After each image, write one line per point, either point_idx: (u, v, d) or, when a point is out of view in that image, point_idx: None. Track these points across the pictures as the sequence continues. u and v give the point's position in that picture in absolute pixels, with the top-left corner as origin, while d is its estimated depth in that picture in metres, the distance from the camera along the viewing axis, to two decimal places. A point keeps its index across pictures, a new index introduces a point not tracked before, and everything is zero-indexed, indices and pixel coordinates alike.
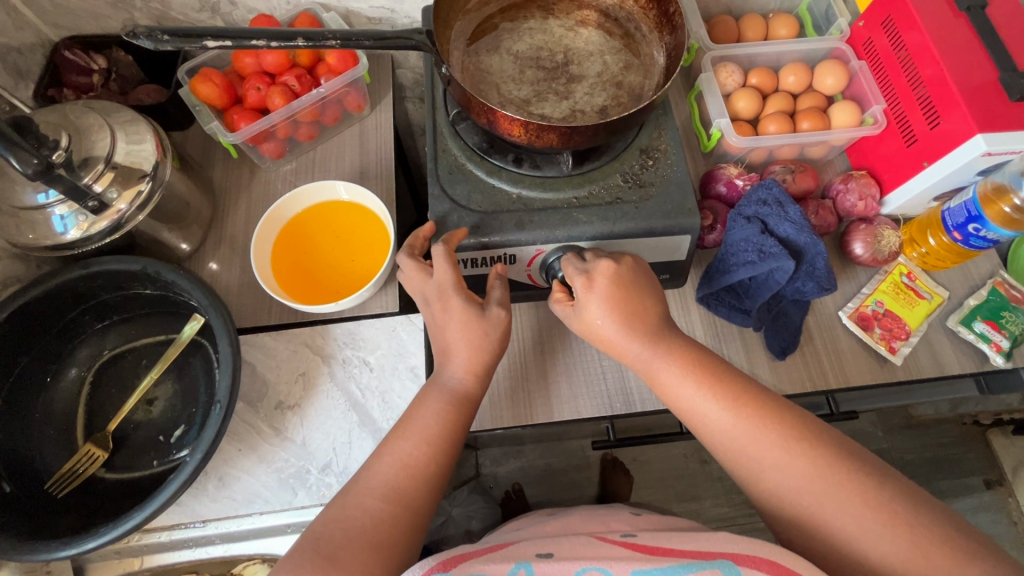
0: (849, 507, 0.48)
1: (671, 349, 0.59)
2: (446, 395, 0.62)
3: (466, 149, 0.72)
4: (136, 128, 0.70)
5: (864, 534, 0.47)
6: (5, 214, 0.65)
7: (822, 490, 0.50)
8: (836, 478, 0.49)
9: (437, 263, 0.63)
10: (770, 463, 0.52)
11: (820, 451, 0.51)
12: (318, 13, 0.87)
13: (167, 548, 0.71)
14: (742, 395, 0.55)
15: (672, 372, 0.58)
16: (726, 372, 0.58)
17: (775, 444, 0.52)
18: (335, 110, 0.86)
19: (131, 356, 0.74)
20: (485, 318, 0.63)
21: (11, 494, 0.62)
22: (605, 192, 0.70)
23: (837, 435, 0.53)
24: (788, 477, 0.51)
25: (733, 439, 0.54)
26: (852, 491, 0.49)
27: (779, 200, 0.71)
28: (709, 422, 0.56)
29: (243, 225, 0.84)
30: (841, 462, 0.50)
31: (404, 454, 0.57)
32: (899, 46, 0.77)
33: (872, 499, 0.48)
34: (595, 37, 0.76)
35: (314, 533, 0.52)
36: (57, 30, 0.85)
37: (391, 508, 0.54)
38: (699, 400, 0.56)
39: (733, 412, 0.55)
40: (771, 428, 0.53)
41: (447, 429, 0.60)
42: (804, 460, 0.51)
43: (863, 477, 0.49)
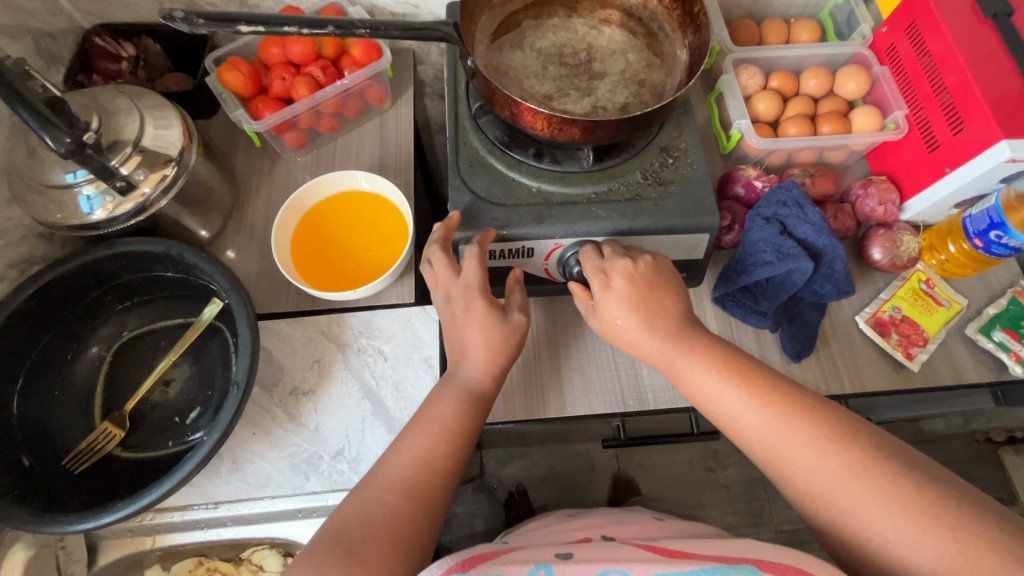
0: (885, 510, 0.47)
1: (696, 347, 0.59)
2: (463, 392, 0.62)
3: (487, 143, 0.72)
4: (165, 113, 0.71)
5: (905, 540, 0.46)
6: (34, 193, 0.66)
7: (857, 493, 0.48)
8: (871, 479, 0.48)
9: (468, 262, 0.65)
10: (801, 464, 0.51)
11: (853, 451, 0.50)
12: (343, 7, 0.88)
13: (178, 528, 0.70)
14: (768, 394, 0.55)
15: (697, 371, 0.58)
16: (753, 370, 0.57)
17: (804, 444, 0.52)
18: (357, 103, 0.87)
19: (150, 338, 0.75)
20: (506, 322, 0.64)
21: (30, 467, 0.64)
22: (625, 189, 0.70)
23: (872, 434, 0.52)
24: (820, 479, 0.50)
25: (761, 440, 0.54)
26: (889, 493, 0.47)
27: (799, 201, 0.71)
28: (737, 422, 0.55)
29: (263, 213, 0.85)
30: (876, 463, 0.49)
31: (422, 449, 0.58)
32: (923, 53, 0.77)
33: (910, 501, 0.47)
34: (618, 36, 0.76)
35: (335, 527, 0.52)
36: (87, 16, 0.87)
37: (410, 503, 0.54)
38: (724, 399, 0.56)
39: (761, 411, 0.54)
40: (801, 428, 0.52)
41: (461, 416, 0.60)
42: (836, 460, 0.50)
43: (902, 478, 0.48)
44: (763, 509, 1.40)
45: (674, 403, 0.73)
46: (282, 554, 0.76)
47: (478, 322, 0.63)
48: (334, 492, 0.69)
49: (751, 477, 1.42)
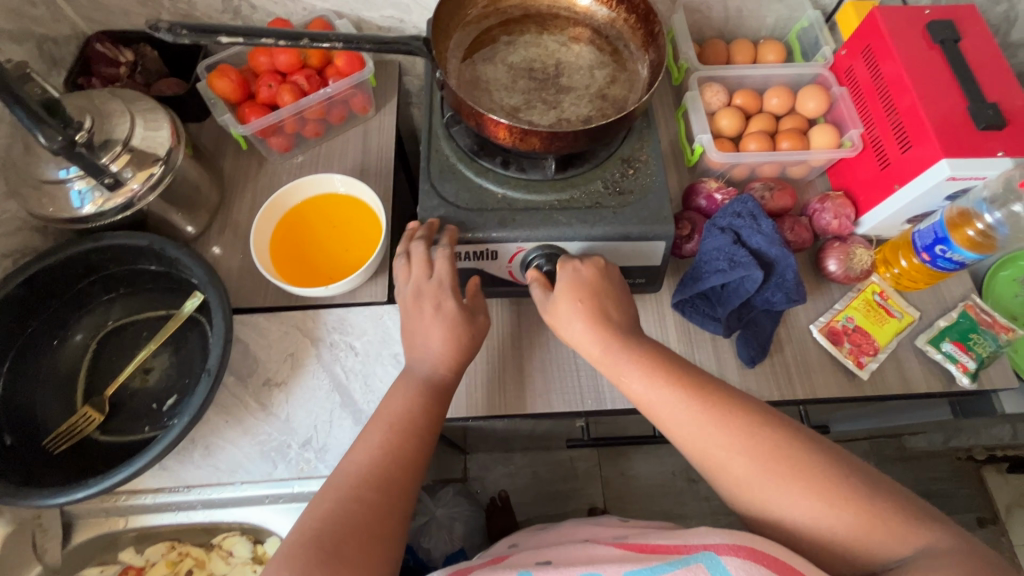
0: (800, 494, 0.52)
1: (635, 351, 0.62)
2: (425, 385, 0.65)
3: (457, 150, 0.76)
4: (155, 116, 0.76)
5: (820, 518, 0.51)
6: (29, 187, 0.71)
7: (779, 481, 0.53)
8: (788, 467, 0.53)
9: (438, 262, 0.68)
10: (730, 460, 0.55)
11: (773, 441, 0.54)
12: (331, 19, 0.93)
13: (151, 510, 0.73)
14: (703, 388, 0.59)
15: (635, 375, 0.61)
16: (684, 370, 0.61)
17: (731, 440, 0.55)
18: (341, 110, 0.91)
19: (132, 328, 0.78)
20: (473, 321, 0.68)
21: (11, 446, 0.67)
22: (586, 197, 0.74)
23: (787, 422, 0.56)
24: (747, 471, 0.54)
25: (694, 438, 0.57)
26: (805, 478, 0.52)
27: (754, 213, 0.75)
28: (674, 423, 0.58)
29: (247, 212, 0.89)
30: (792, 451, 0.53)
31: (390, 445, 0.60)
32: (877, 75, 0.81)
33: (821, 483, 0.52)
34: (586, 53, 0.80)
35: (313, 529, 0.54)
36: (90, 24, 0.92)
37: (381, 499, 0.57)
38: (664, 392, 0.59)
39: (693, 410, 0.57)
40: (727, 424, 0.56)
41: (418, 408, 0.64)
42: (759, 452, 0.54)
43: (813, 462, 0.53)
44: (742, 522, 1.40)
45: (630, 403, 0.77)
46: (252, 541, 0.79)
47: (438, 318, 0.67)
48: (301, 479, 0.72)
49: None
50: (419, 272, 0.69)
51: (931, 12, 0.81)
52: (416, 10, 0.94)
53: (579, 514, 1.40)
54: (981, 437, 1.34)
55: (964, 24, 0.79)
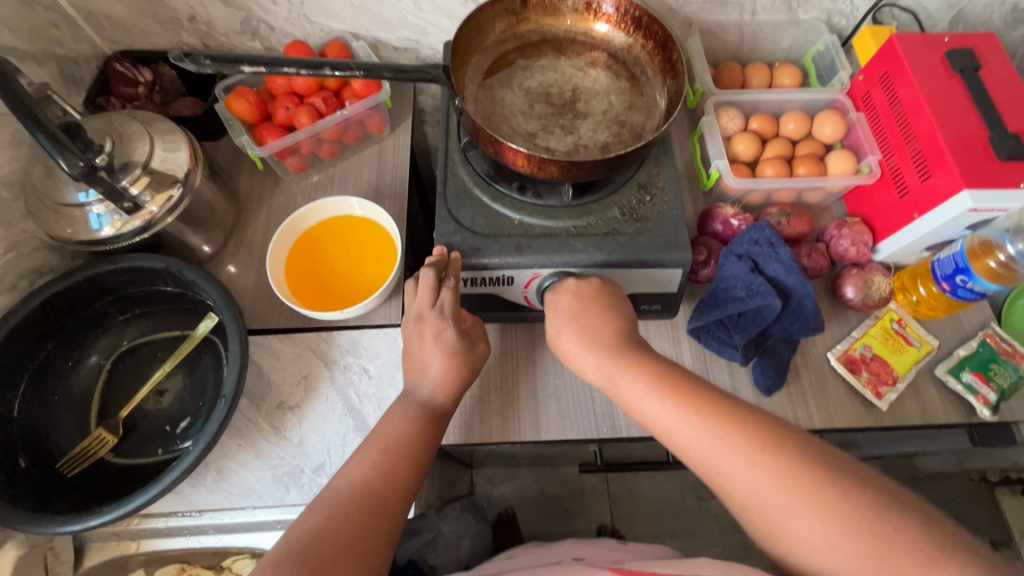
0: (806, 517, 0.48)
1: (634, 363, 0.62)
2: (422, 410, 0.65)
3: (474, 175, 0.77)
4: (174, 138, 0.76)
5: (826, 545, 0.46)
6: (48, 209, 0.71)
7: (781, 501, 0.49)
8: (793, 485, 0.49)
9: (442, 291, 0.68)
10: (731, 477, 0.52)
11: (777, 458, 0.51)
12: (348, 41, 0.94)
13: (162, 534, 0.74)
14: (705, 404, 0.56)
15: (634, 386, 0.60)
16: (687, 383, 0.59)
17: (731, 454, 0.52)
18: (356, 131, 0.92)
19: (147, 349, 0.78)
20: (473, 351, 0.69)
21: (25, 469, 0.67)
22: (603, 224, 0.73)
23: (799, 439, 0.52)
24: (748, 488, 0.51)
25: (693, 452, 0.55)
26: (812, 499, 0.48)
27: (771, 241, 0.75)
28: (673, 436, 0.56)
29: (262, 232, 0.89)
30: (798, 469, 0.50)
31: (384, 466, 0.60)
32: (895, 102, 0.80)
33: (829, 505, 0.47)
34: (603, 78, 0.80)
35: (302, 542, 0.52)
36: (110, 44, 0.93)
37: (370, 518, 0.56)
38: (661, 411, 0.58)
39: (691, 424, 0.55)
40: (730, 437, 0.53)
41: (427, 436, 0.63)
42: (762, 468, 0.50)
43: (823, 483, 0.48)
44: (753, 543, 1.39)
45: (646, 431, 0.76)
46: None
47: (436, 344, 0.67)
48: None
49: None
50: (423, 297, 0.69)
51: (950, 39, 0.80)
52: (432, 31, 0.94)
53: (587, 532, 1.39)
54: (997, 460, 1.31)
55: (984, 52, 0.79)
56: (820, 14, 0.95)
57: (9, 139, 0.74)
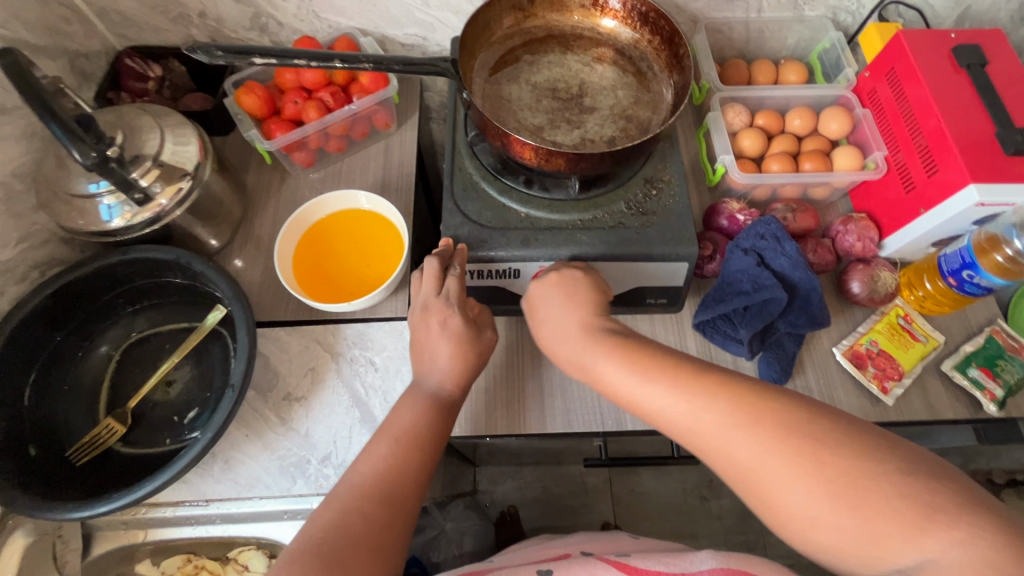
0: (791, 490, 0.46)
1: (610, 345, 0.61)
2: (431, 399, 0.65)
3: (481, 169, 0.77)
4: (183, 131, 0.77)
5: (813, 518, 0.45)
6: (60, 200, 0.72)
7: (766, 476, 0.48)
8: (777, 460, 0.47)
9: (448, 279, 0.69)
10: (719, 454, 0.50)
11: (759, 432, 0.49)
12: (356, 37, 0.94)
13: (169, 523, 0.74)
14: (685, 379, 0.54)
15: (612, 369, 0.59)
16: (666, 360, 0.57)
17: (711, 431, 0.51)
18: (364, 127, 0.92)
19: (155, 340, 0.79)
20: (480, 339, 0.69)
21: (35, 457, 0.68)
22: (609, 217, 0.74)
23: (779, 406, 0.50)
24: (733, 464, 0.50)
25: (676, 431, 0.53)
26: (795, 472, 0.47)
27: (777, 235, 0.74)
28: (655, 416, 0.55)
29: (270, 226, 0.90)
30: (781, 443, 0.48)
31: (394, 459, 0.60)
32: (901, 98, 0.80)
33: (813, 478, 0.46)
34: (609, 73, 0.81)
35: (317, 538, 0.52)
36: (121, 39, 0.94)
37: (380, 512, 0.55)
38: (643, 391, 0.56)
39: (674, 402, 0.54)
40: (708, 415, 0.51)
41: (435, 425, 0.63)
42: (744, 444, 0.49)
43: (806, 455, 0.47)
44: (756, 542, 1.38)
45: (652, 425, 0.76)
46: (267, 556, 0.79)
47: (443, 332, 0.68)
48: (319, 496, 0.72)
49: (744, 508, 1.42)
50: (428, 286, 0.69)
51: (957, 36, 0.80)
52: (440, 28, 0.95)
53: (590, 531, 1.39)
54: (1003, 461, 1.30)
55: (991, 48, 0.79)
56: (826, 12, 0.95)
57: (21, 131, 0.75)
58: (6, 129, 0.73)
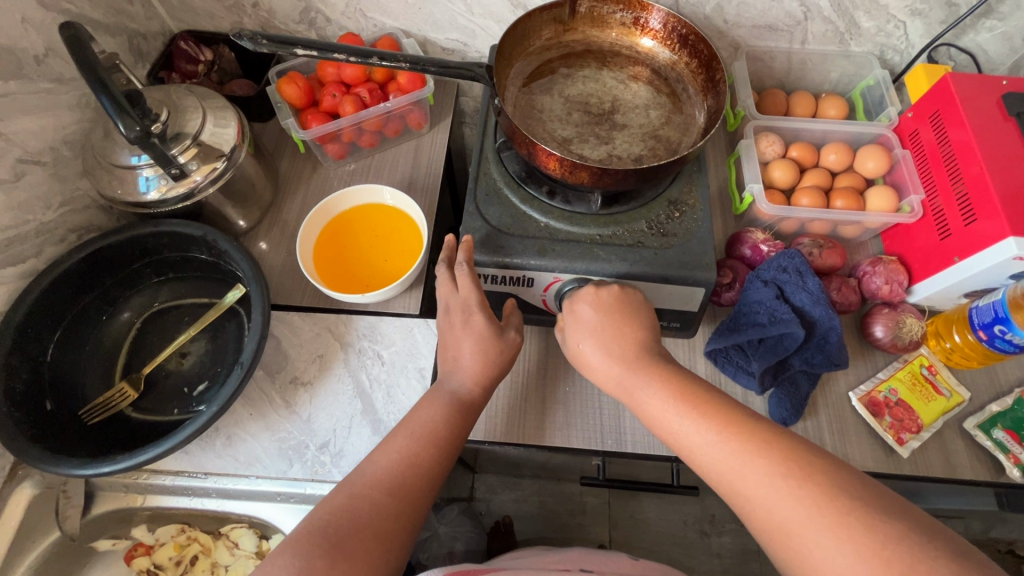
0: (835, 550, 0.45)
1: (658, 375, 0.60)
2: (452, 399, 0.64)
3: (505, 176, 0.78)
4: (224, 114, 0.80)
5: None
6: (103, 168, 0.75)
7: (809, 531, 0.46)
8: (821, 512, 0.46)
9: (461, 279, 0.69)
10: (756, 500, 0.50)
11: (809, 487, 0.48)
12: (399, 38, 0.97)
13: (168, 491, 0.75)
14: (731, 422, 0.54)
15: (659, 399, 0.59)
16: (717, 402, 0.57)
17: (758, 474, 0.50)
18: (397, 125, 0.94)
19: (176, 312, 0.81)
20: (502, 338, 0.68)
21: (51, 411, 0.70)
22: (629, 235, 0.73)
23: (827, 465, 0.50)
24: (774, 515, 0.48)
25: (720, 472, 0.53)
26: (842, 533, 0.45)
27: (800, 269, 0.73)
28: (698, 455, 0.55)
29: (297, 212, 0.92)
30: (834, 503, 0.46)
31: (409, 451, 0.59)
32: (944, 142, 0.78)
33: (860, 541, 0.44)
34: (643, 92, 0.81)
35: (322, 521, 0.52)
36: (179, 23, 0.99)
37: (389, 501, 0.55)
38: (685, 427, 0.56)
39: (719, 443, 0.53)
40: (758, 461, 0.51)
41: (451, 422, 0.62)
42: (786, 496, 0.48)
43: (858, 518, 0.45)
44: None
45: (653, 449, 0.75)
46: (258, 536, 0.80)
47: (466, 331, 0.68)
48: (314, 482, 0.72)
49: (746, 549, 1.37)
50: (446, 289, 0.70)
51: (1007, 82, 0.77)
52: (480, 34, 0.97)
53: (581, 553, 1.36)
54: None
55: None
56: (872, 48, 0.93)
57: (76, 102, 0.80)
58: (61, 97, 0.77)
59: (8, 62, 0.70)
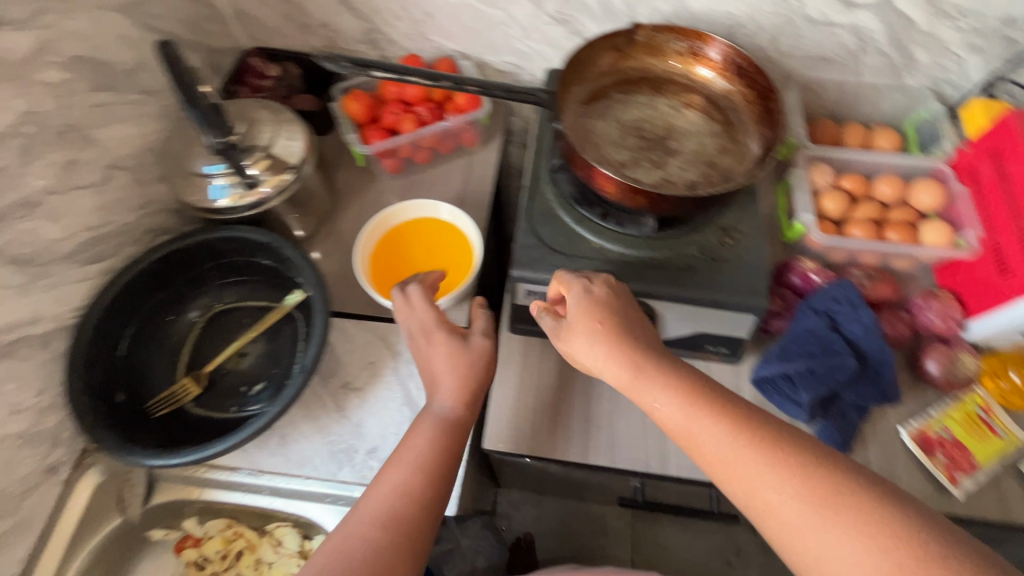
0: (850, 554, 0.43)
1: (661, 370, 0.57)
2: (437, 422, 0.65)
3: (559, 196, 0.80)
4: (293, 128, 0.84)
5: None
6: (181, 176, 0.80)
7: (823, 532, 0.44)
8: (821, 507, 0.45)
9: (416, 302, 0.72)
10: (766, 502, 0.48)
11: (822, 486, 0.46)
12: (457, 60, 1.01)
13: (223, 486, 0.77)
14: (738, 420, 0.52)
15: (664, 397, 0.55)
16: (720, 398, 0.54)
17: (761, 477, 0.48)
18: (451, 142, 0.98)
19: (236, 314, 0.85)
20: (468, 348, 0.69)
21: (123, 403, 0.74)
22: (681, 259, 0.75)
23: (836, 464, 0.48)
24: (785, 517, 0.46)
25: (728, 473, 0.50)
26: (856, 534, 0.44)
27: (852, 301, 0.74)
28: (704, 453, 0.52)
29: (352, 223, 0.96)
30: (847, 503, 0.45)
31: (402, 483, 0.59)
32: (1005, 177, 0.77)
33: (878, 542, 0.43)
34: (697, 120, 0.82)
35: (322, 562, 0.53)
36: (250, 41, 1.05)
37: (385, 535, 0.55)
38: (689, 426, 0.53)
39: (729, 442, 0.51)
40: (766, 461, 0.49)
41: (436, 446, 0.63)
42: (797, 497, 0.46)
43: (872, 518, 0.44)
44: None
45: (695, 473, 0.75)
46: (302, 535, 0.81)
47: (432, 349, 0.69)
48: (361, 485, 0.75)
49: None
50: (403, 312, 0.72)
51: None
52: (535, 58, 0.99)
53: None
54: None
55: None
56: (928, 82, 0.93)
57: (158, 112, 0.85)
58: (146, 108, 0.83)
59: (104, 75, 0.75)
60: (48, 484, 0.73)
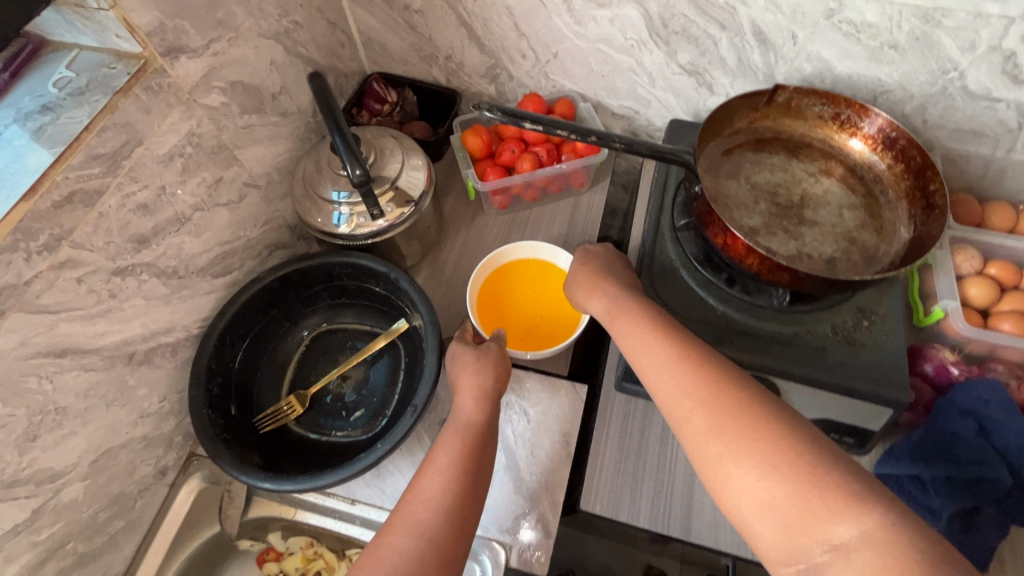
0: (739, 448, 0.48)
1: (632, 306, 0.66)
2: (452, 424, 0.65)
3: (682, 256, 0.77)
4: (416, 159, 0.85)
5: (751, 499, 0.46)
6: (309, 198, 0.82)
7: (727, 430, 0.49)
8: (730, 411, 0.50)
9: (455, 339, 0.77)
10: (687, 407, 0.53)
11: (737, 397, 0.51)
12: (575, 101, 1.00)
13: (317, 509, 0.78)
14: (686, 342, 0.58)
15: (632, 325, 0.63)
16: (677, 328, 0.61)
17: (683, 402, 0.53)
18: (561, 184, 0.97)
19: (341, 335, 0.87)
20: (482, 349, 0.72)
21: (234, 416, 0.76)
22: (812, 337, 0.70)
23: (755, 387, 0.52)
24: (696, 416, 0.51)
25: (662, 385, 0.56)
26: (752, 434, 0.48)
27: (1004, 406, 0.68)
28: (647, 369, 0.58)
29: (455, 255, 0.96)
30: (753, 410, 0.49)
31: (426, 489, 0.56)
32: None
33: (764, 442, 0.47)
34: (835, 189, 0.78)
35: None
36: (374, 66, 1.07)
37: (419, 546, 0.52)
38: (642, 344, 0.60)
39: (669, 357, 0.57)
40: (698, 373, 0.54)
41: (450, 443, 0.62)
42: (714, 403, 0.51)
43: (772, 425, 0.48)
44: None
45: None
46: None
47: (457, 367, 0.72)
48: None
49: None
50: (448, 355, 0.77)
51: None
52: (655, 105, 0.98)
53: None
54: None
55: None
56: None
57: (292, 134, 0.87)
58: (283, 129, 0.85)
59: (255, 99, 0.78)
60: (156, 486, 0.75)
